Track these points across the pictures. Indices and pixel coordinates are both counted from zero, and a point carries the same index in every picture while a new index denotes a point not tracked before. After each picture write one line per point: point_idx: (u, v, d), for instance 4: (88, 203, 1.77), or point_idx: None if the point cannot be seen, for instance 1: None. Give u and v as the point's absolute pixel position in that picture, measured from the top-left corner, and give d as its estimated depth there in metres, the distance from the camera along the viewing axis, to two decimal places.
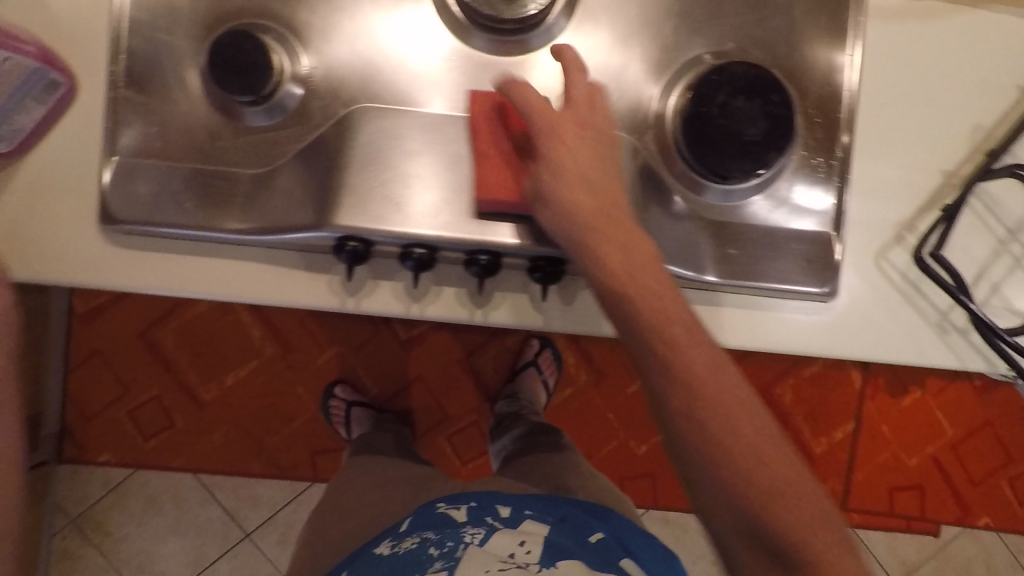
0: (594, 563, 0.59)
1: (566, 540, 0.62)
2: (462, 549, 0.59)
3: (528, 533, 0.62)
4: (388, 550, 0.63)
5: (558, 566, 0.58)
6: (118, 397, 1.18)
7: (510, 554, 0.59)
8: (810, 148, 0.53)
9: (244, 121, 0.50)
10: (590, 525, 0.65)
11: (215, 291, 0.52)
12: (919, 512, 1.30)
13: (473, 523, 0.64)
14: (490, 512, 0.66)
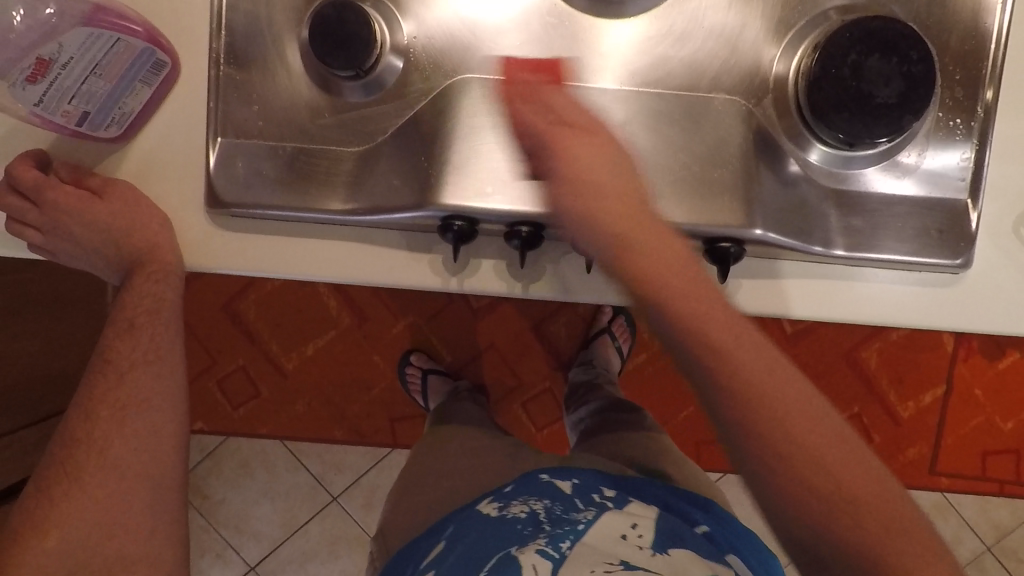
0: (707, 554, 0.58)
1: (675, 526, 0.61)
2: (568, 540, 0.57)
3: (638, 516, 0.61)
4: (496, 512, 0.64)
5: (671, 554, 0.56)
6: (206, 367, 1.23)
7: (622, 535, 0.58)
8: (948, 107, 0.48)
9: (343, 97, 0.49)
10: (694, 516, 0.64)
11: (321, 273, 0.53)
12: (1015, 477, 1.23)
13: (581, 501, 0.63)
14: (596, 490, 0.65)
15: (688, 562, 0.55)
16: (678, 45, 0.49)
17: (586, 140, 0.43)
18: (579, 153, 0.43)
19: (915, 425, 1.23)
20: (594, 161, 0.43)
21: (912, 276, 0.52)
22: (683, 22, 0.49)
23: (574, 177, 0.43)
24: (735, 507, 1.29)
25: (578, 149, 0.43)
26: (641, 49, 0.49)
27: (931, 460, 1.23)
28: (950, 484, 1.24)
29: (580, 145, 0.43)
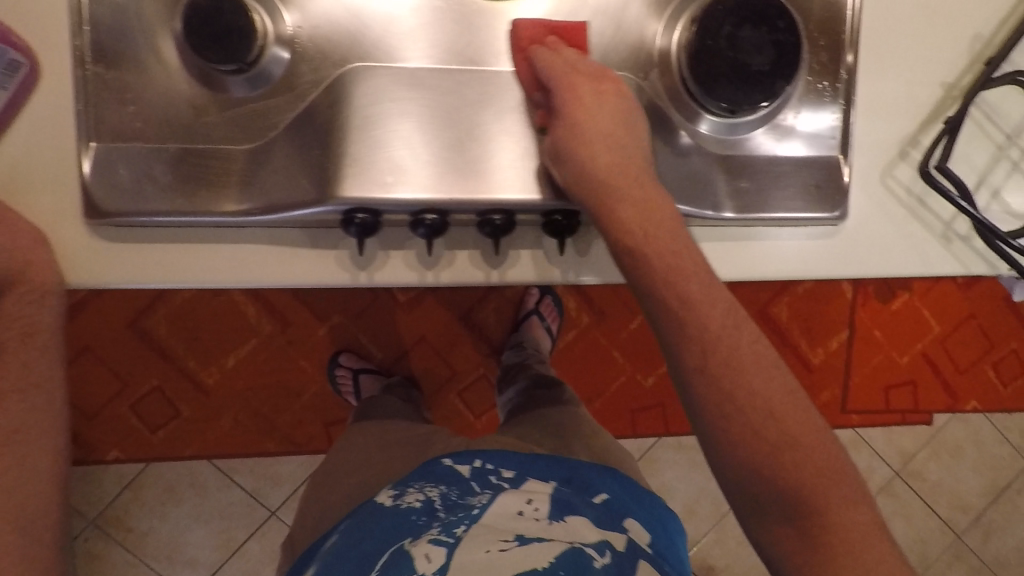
0: (599, 519, 0.67)
1: (571, 497, 0.69)
2: (462, 526, 0.63)
3: (534, 492, 0.68)
4: (391, 501, 0.70)
5: (567, 521, 0.65)
6: (118, 391, 1.16)
7: (520, 511, 0.65)
8: (815, 72, 0.52)
9: (228, 93, 0.47)
10: (596, 487, 0.72)
11: (223, 279, 0.51)
12: (913, 406, 1.36)
13: (478, 484, 0.70)
14: (494, 471, 0.72)
15: (581, 526, 0.64)
16: (566, 24, 0.50)
17: (599, 91, 0.47)
18: (592, 105, 0.47)
19: (824, 369, 1.33)
20: (602, 112, 0.47)
21: (792, 230, 0.55)
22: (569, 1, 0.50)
23: (580, 129, 0.47)
24: (673, 468, 1.35)
25: (589, 99, 0.47)
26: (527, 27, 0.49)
27: (842, 400, 1.34)
28: (860, 419, 1.35)
29: (590, 96, 0.47)
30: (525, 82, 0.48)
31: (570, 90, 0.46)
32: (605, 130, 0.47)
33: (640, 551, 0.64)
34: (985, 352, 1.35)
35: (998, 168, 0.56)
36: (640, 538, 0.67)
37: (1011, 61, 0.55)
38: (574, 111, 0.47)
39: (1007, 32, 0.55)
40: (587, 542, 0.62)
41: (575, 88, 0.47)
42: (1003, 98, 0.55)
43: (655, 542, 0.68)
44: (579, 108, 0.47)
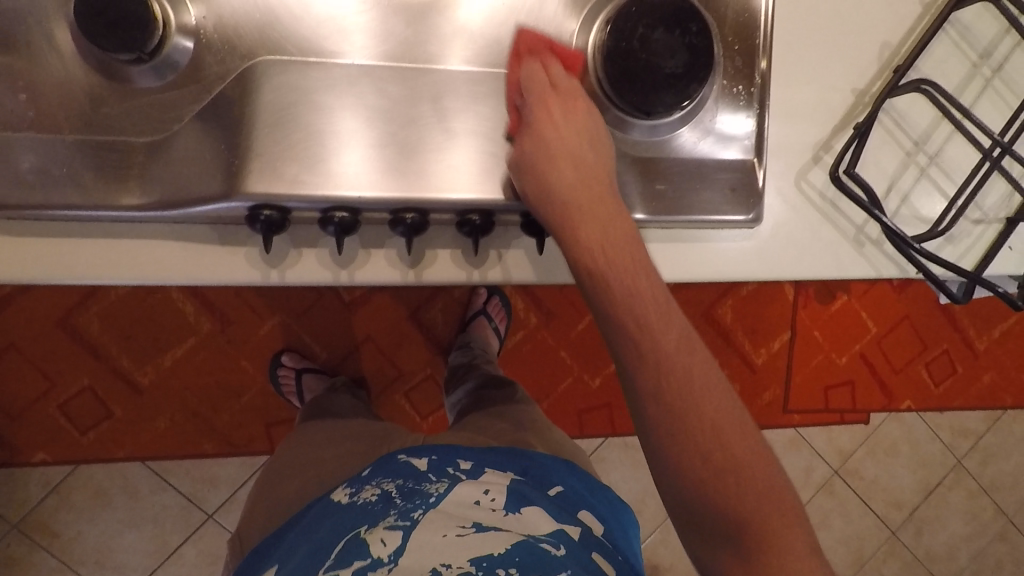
0: (552, 508, 0.68)
1: (527, 489, 0.70)
2: (420, 511, 0.64)
3: (491, 483, 0.69)
4: (347, 498, 0.70)
5: (522, 513, 0.65)
6: (44, 391, 1.12)
7: (476, 501, 0.66)
8: (730, 76, 0.53)
9: (129, 83, 0.45)
10: (550, 480, 0.74)
11: (124, 275, 0.49)
12: (851, 405, 1.40)
13: (435, 475, 0.71)
14: (452, 463, 0.73)
15: (537, 517, 0.65)
16: (503, 19, 0.49)
17: (568, 111, 0.48)
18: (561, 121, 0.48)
19: (768, 370, 1.36)
20: (567, 130, 0.47)
21: (713, 232, 0.56)
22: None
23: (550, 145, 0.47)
24: (620, 468, 1.37)
25: (555, 114, 0.48)
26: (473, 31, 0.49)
27: (784, 399, 1.37)
28: (800, 419, 1.39)
29: (558, 111, 0.48)
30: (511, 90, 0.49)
31: (541, 101, 0.48)
32: (569, 142, 0.47)
33: (594, 543, 0.65)
34: (918, 353, 1.41)
35: (907, 173, 0.58)
36: (593, 527, 0.68)
37: (917, 71, 0.57)
38: (539, 125, 0.47)
39: (913, 42, 0.56)
40: (543, 534, 0.63)
41: (546, 102, 0.48)
42: (910, 105, 0.57)
43: (608, 532, 0.70)
44: (544, 121, 0.47)
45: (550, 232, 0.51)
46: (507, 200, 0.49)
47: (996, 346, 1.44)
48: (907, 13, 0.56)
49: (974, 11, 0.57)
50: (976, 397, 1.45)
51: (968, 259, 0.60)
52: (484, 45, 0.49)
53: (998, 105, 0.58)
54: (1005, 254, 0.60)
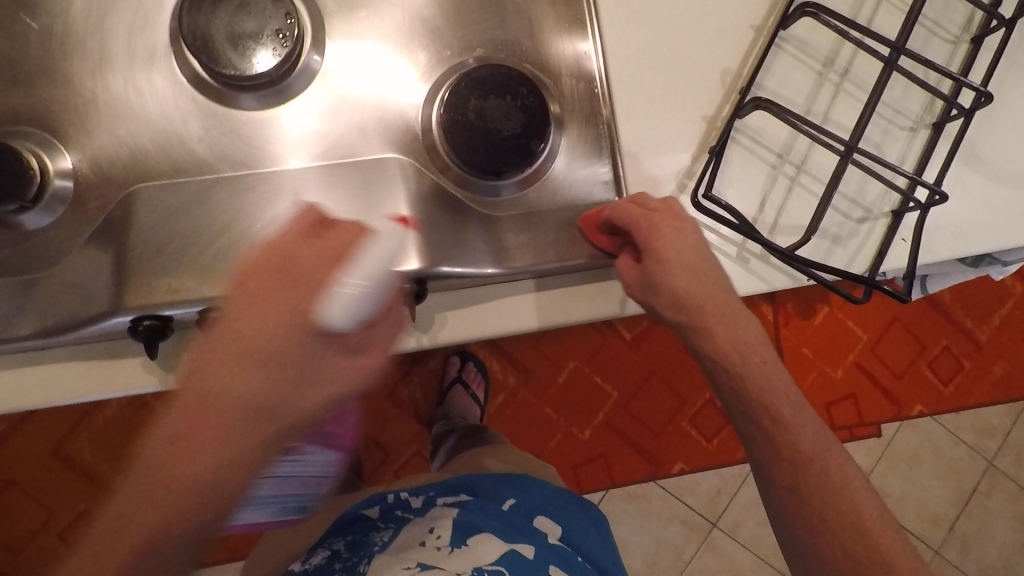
0: (503, 529, 0.67)
1: (476, 516, 0.68)
2: (365, 564, 0.66)
3: (436, 519, 0.69)
4: (299, 567, 0.73)
5: (468, 544, 0.65)
6: (44, 521, 1.19)
7: (422, 541, 0.67)
8: (579, 127, 0.58)
9: (22, 225, 0.50)
10: (502, 494, 0.72)
11: (32, 402, 0.53)
12: (858, 419, 1.35)
13: (383, 521, 0.73)
14: (401, 506, 0.74)
15: (479, 545, 0.64)
16: (357, 107, 0.55)
17: (681, 227, 0.49)
18: (673, 240, 0.48)
19: None
20: (687, 243, 0.48)
21: (522, 279, 0.58)
22: (365, 83, 0.55)
23: (664, 264, 0.48)
24: (627, 521, 1.32)
25: (670, 232, 0.48)
26: (331, 132, 0.55)
27: None
28: None
29: (670, 231, 0.48)
30: (604, 244, 0.54)
31: (648, 223, 0.48)
32: (684, 258, 0.48)
33: (550, 555, 0.65)
34: (917, 353, 1.36)
35: (777, 185, 0.59)
36: (550, 533, 0.69)
37: (764, 87, 0.59)
38: (663, 250, 0.48)
39: (753, 64, 0.59)
40: (488, 564, 0.62)
41: (656, 221, 0.49)
42: (763, 122, 0.59)
43: (567, 535, 0.70)
44: (661, 245, 0.48)
45: (421, 298, 0.53)
46: None
47: (1000, 334, 1.38)
48: (740, 38, 0.60)
49: (806, 25, 0.59)
50: (990, 390, 1.38)
51: (859, 262, 0.59)
52: (346, 134, 0.55)
53: (853, 106, 0.59)
54: (898, 247, 0.59)
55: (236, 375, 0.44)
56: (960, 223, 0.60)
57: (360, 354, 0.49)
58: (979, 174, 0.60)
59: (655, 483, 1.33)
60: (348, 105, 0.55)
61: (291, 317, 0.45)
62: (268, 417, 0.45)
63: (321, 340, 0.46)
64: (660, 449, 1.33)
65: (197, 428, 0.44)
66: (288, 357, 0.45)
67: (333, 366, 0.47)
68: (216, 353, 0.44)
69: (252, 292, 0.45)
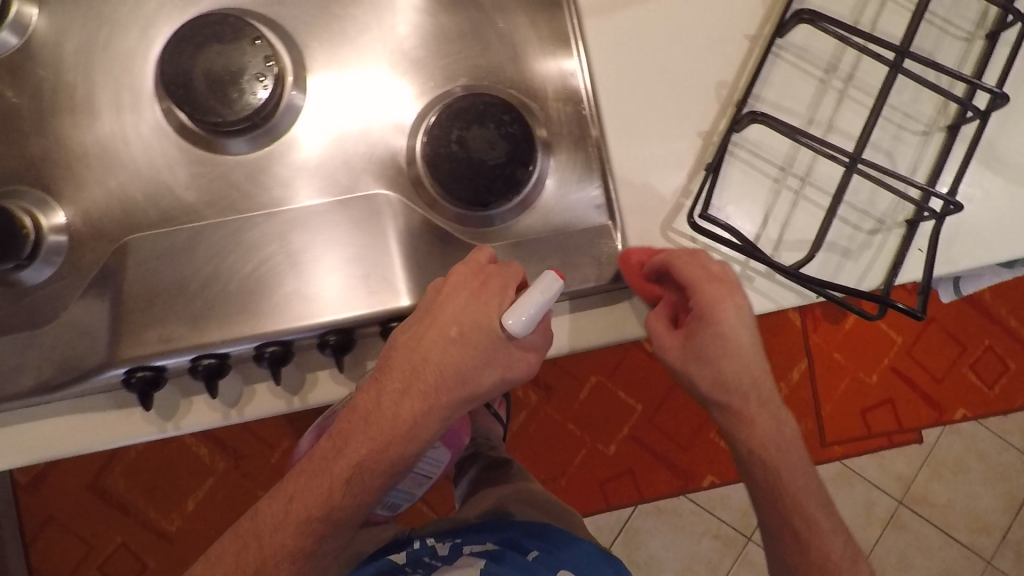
0: None
1: (500, 566, 0.67)
2: None
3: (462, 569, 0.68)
4: None
5: None
6: (83, 554, 1.22)
7: None
8: (568, 148, 0.55)
9: (23, 283, 0.52)
10: (528, 545, 0.71)
11: (36, 456, 0.53)
12: (897, 426, 1.30)
13: (411, 566, 0.73)
14: (429, 552, 0.75)
15: None
16: (344, 144, 0.54)
17: (738, 303, 0.49)
18: (733, 321, 0.49)
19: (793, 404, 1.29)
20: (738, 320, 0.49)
21: (554, 304, 0.57)
22: (351, 119, 0.55)
23: (718, 351, 0.50)
24: (658, 537, 1.28)
25: (730, 312, 0.49)
26: (317, 169, 0.54)
27: (819, 432, 1.29)
28: (843, 450, 1.30)
29: (731, 309, 0.49)
30: (645, 294, 0.53)
31: (708, 303, 0.49)
32: (743, 342, 0.49)
33: None
34: (958, 355, 1.32)
35: (780, 200, 0.56)
36: None
37: (761, 98, 0.57)
38: (719, 326, 0.49)
39: (748, 74, 0.57)
40: None
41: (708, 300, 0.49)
42: (762, 134, 0.56)
43: None
44: (719, 325, 0.49)
45: None
46: (359, 318, 0.51)
47: None
48: (734, 49, 0.57)
49: (805, 32, 0.57)
50: None
51: (873, 276, 0.56)
52: (332, 172, 0.54)
53: (859, 112, 0.56)
54: (914, 257, 0.56)
55: (418, 369, 0.47)
56: (982, 231, 0.56)
57: (522, 356, 0.49)
58: (1002, 177, 0.56)
59: (685, 497, 1.29)
60: (331, 137, 0.55)
61: (475, 323, 0.47)
62: (434, 413, 0.48)
63: (491, 348, 0.48)
64: (688, 462, 1.29)
65: (382, 415, 0.48)
66: (462, 359, 0.47)
67: (494, 365, 0.48)
68: (406, 351, 0.47)
69: (443, 303, 0.47)
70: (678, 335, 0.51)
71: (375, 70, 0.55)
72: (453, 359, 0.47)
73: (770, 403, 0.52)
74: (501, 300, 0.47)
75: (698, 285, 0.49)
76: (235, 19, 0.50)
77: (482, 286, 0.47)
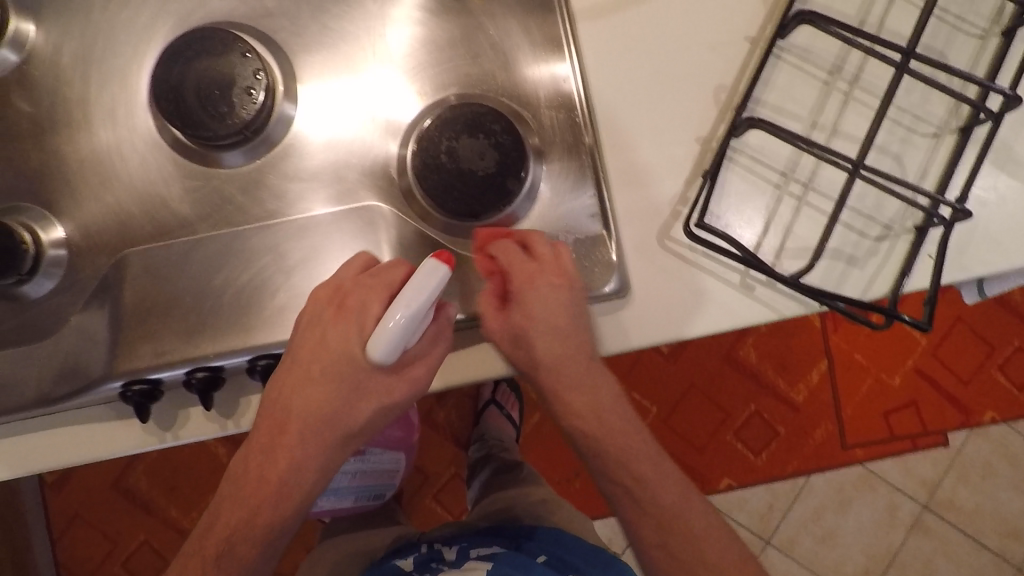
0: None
1: (508, 567, 0.67)
2: None
3: (471, 570, 0.68)
4: None
5: None
6: (107, 550, 1.26)
7: None
8: (563, 156, 0.54)
9: (25, 296, 0.52)
10: (536, 549, 0.71)
11: (43, 464, 0.54)
12: (921, 428, 1.26)
13: (420, 570, 0.74)
14: (437, 558, 0.76)
15: None
16: (334, 152, 0.54)
17: (557, 286, 0.47)
18: (546, 302, 0.47)
19: (812, 406, 1.26)
20: (557, 306, 0.47)
21: None
22: (342, 127, 0.54)
23: (522, 322, 0.47)
24: None
25: (543, 288, 0.46)
26: (311, 178, 0.54)
27: (840, 435, 1.26)
28: (865, 453, 1.26)
29: (545, 287, 0.46)
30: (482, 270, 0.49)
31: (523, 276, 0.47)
32: (553, 325, 0.47)
33: None
34: (986, 355, 1.27)
35: (783, 206, 0.54)
36: None
37: (762, 101, 0.55)
38: (531, 305, 0.46)
39: (749, 77, 0.55)
40: None
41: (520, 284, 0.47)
42: (763, 139, 0.54)
43: None
44: (534, 301, 0.46)
45: None
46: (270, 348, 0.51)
47: None
48: (734, 52, 0.55)
49: (808, 32, 0.55)
50: None
51: (880, 284, 0.54)
52: (323, 181, 0.54)
53: (865, 114, 0.54)
54: (924, 263, 0.53)
55: (284, 415, 0.46)
56: (998, 238, 0.54)
57: (400, 378, 0.47)
58: (1020, 181, 0.54)
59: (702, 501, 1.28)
60: (328, 144, 0.54)
61: (333, 359, 0.45)
62: (338, 429, 0.47)
63: (358, 380, 0.46)
64: (705, 466, 1.27)
65: (256, 464, 0.47)
66: (326, 398, 0.46)
67: (369, 394, 0.46)
68: (276, 401, 0.47)
69: (300, 343, 0.46)
70: (499, 312, 0.48)
71: (363, 67, 0.54)
72: (324, 395, 0.46)
73: (607, 405, 0.49)
74: (364, 318, 0.45)
75: (523, 262, 0.47)
76: (222, 32, 0.50)
77: (341, 312, 0.46)
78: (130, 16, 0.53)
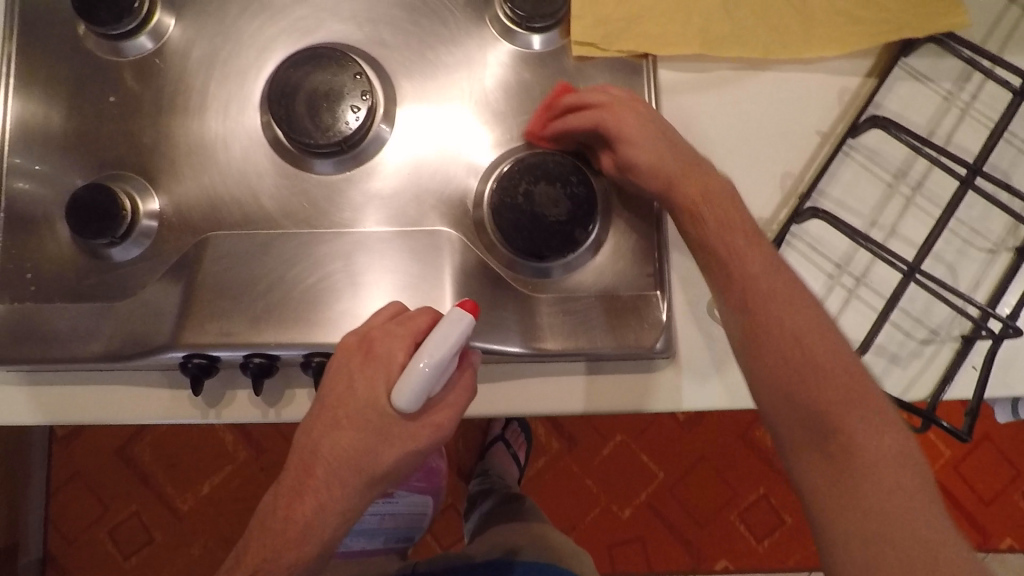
0: None
1: None
2: None
3: None
4: None
5: None
6: (98, 515, 1.27)
7: None
8: (628, 216, 0.57)
9: (111, 258, 0.56)
10: None
11: (89, 417, 0.57)
12: None
13: None
14: None
15: None
16: (414, 174, 0.58)
17: (635, 110, 0.53)
18: (634, 123, 0.52)
19: None
20: (642, 124, 0.52)
21: (572, 362, 0.57)
22: (426, 151, 0.58)
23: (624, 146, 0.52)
24: None
25: (627, 116, 0.52)
26: (390, 193, 0.58)
27: None
28: None
29: (628, 113, 0.53)
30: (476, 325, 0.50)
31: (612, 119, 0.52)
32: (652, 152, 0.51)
33: None
34: (1010, 480, 1.24)
35: (833, 296, 0.56)
36: None
37: (826, 193, 0.57)
38: (624, 130, 0.52)
39: (815, 169, 0.58)
40: None
41: (616, 111, 0.53)
42: (823, 229, 0.57)
43: None
44: (625, 128, 0.52)
45: None
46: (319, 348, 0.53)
47: None
48: (805, 143, 0.58)
49: (878, 136, 0.57)
50: None
51: (920, 386, 0.55)
52: (401, 200, 0.57)
53: (923, 221, 0.56)
54: (967, 374, 0.55)
55: (311, 461, 0.48)
56: None
57: (423, 426, 0.48)
58: None
59: None
60: (410, 164, 0.58)
61: (361, 405, 0.47)
62: (363, 474, 0.47)
63: (384, 426, 0.47)
64: (706, 544, 1.25)
65: (279, 513, 0.48)
66: (356, 446, 0.47)
67: (394, 440, 0.47)
68: (304, 447, 0.48)
69: (331, 385, 0.48)
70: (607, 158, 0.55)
71: (455, 101, 0.59)
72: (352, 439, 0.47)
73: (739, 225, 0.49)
74: (393, 364, 0.47)
75: (591, 110, 0.54)
76: (340, 53, 0.56)
77: (368, 359, 0.48)
78: (259, 25, 0.59)
